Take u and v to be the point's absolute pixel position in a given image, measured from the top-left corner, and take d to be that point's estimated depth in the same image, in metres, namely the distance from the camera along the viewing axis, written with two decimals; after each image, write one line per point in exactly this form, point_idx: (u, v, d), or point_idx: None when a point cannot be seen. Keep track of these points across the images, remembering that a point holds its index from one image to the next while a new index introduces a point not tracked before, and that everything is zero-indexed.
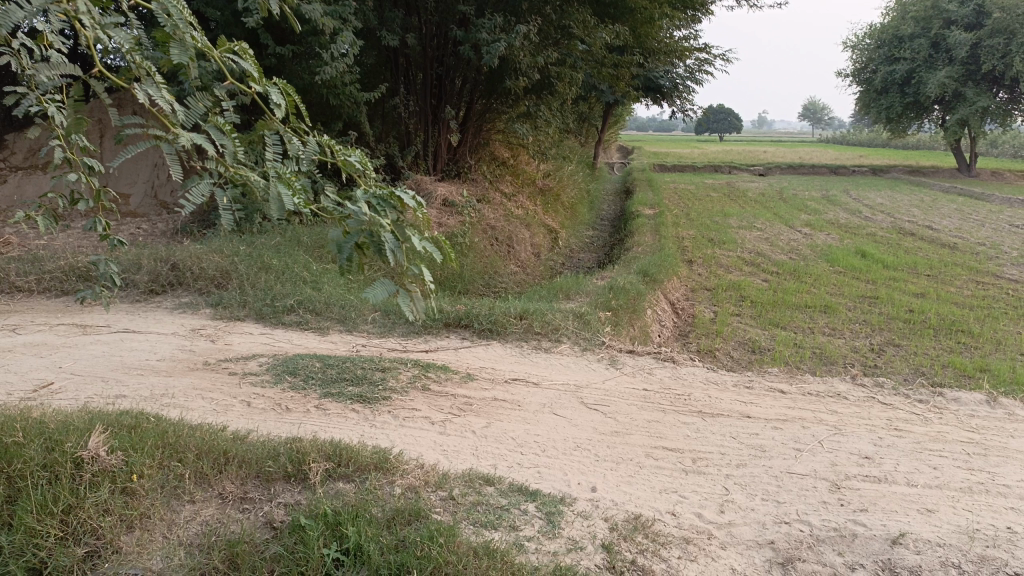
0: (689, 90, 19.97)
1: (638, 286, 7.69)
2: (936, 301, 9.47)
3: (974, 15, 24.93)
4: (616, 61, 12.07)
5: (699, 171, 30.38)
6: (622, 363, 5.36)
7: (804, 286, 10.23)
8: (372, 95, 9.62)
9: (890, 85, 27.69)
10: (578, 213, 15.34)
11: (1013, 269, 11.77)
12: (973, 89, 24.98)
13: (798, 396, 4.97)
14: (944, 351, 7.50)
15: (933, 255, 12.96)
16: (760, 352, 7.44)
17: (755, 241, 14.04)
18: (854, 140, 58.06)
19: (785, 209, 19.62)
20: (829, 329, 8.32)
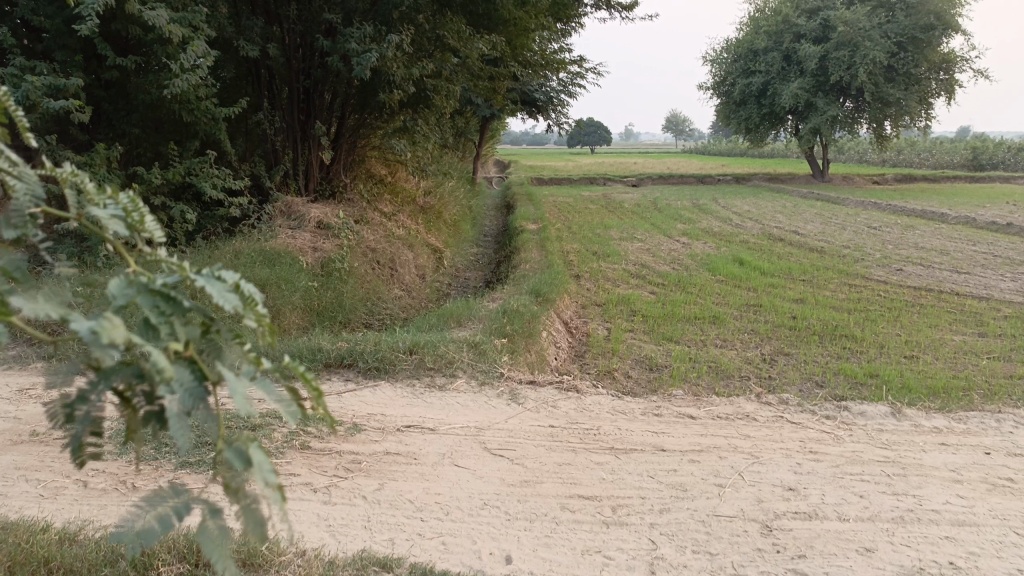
0: (563, 103, 20.06)
1: (531, 307, 7.33)
2: (815, 307, 9.73)
3: (819, 30, 26.59)
4: (492, 74, 11.79)
5: (575, 184, 30.74)
6: (524, 397, 4.94)
7: (691, 297, 10.25)
8: (231, 110, 8.82)
9: (748, 98, 29.14)
10: (460, 230, 14.92)
11: (878, 271, 12.40)
12: (823, 99, 26.62)
13: (710, 421, 4.72)
14: (833, 358, 7.60)
15: (804, 260, 13.45)
16: (658, 369, 7.25)
17: (637, 252, 14.13)
18: (715, 150, 61.09)
19: (662, 218, 20.05)
20: (721, 340, 8.29)
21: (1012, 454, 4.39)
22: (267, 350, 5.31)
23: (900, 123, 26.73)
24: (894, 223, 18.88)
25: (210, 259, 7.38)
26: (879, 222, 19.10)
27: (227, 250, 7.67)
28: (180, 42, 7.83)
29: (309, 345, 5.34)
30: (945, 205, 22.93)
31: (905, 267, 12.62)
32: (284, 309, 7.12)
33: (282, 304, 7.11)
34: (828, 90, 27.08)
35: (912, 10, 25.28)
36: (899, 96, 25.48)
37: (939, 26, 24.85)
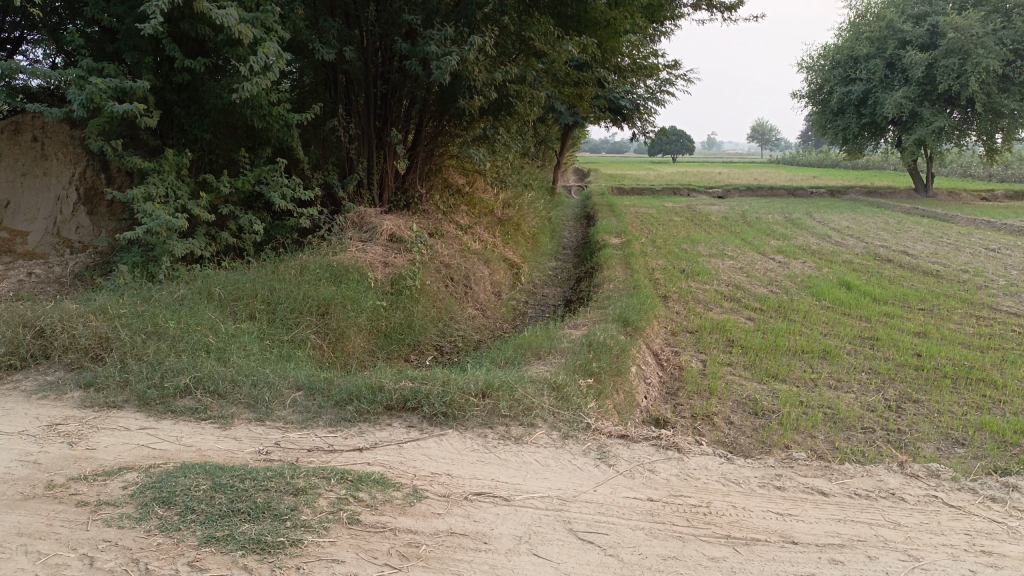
0: (650, 111, 19.13)
1: (619, 338, 6.53)
2: (942, 343, 8.58)
3: (926, 36, 24.74)
4: (579, 79, 11.05)
5: (658, 194, 29.67)
6: (615, 457, 4.17)
7: (794, 326, 9.23)
8: (304, 115, 8.38)
9: (846, 106, 27.42)
10: (539, 244, 14.21)
11: (1007, 300, 11.04)
12: (929, 109, 24.72)
13: (846, 503, 3.84)
14: (971, 409, 6.51)
15: (919, 285, 12.13)
16: (765, 415, 6.32)
17: (729, 271, 13.11)
18: (805, 161, 58.61)
19: (753, 234, 18.83)
20: (834, 381, 7.29)
21: None
22: (324, 385, 4.71)
23: (1014, 135, 24.58)
24: (1014, 245, 17.12)
25: (275, 274, 6.89)
26: (997, 243, 17.38)
27: (293, 264, 7.16)
28: (252, 43, 7.43)
29: (369, 382, 4.71)
30: None
31: None
32: (349, 331, 6.56)
33: (347, 326, 6.55)
34: (935, 100, 25.16)
35: None
36: (1014, 107, 23.44)
37: None
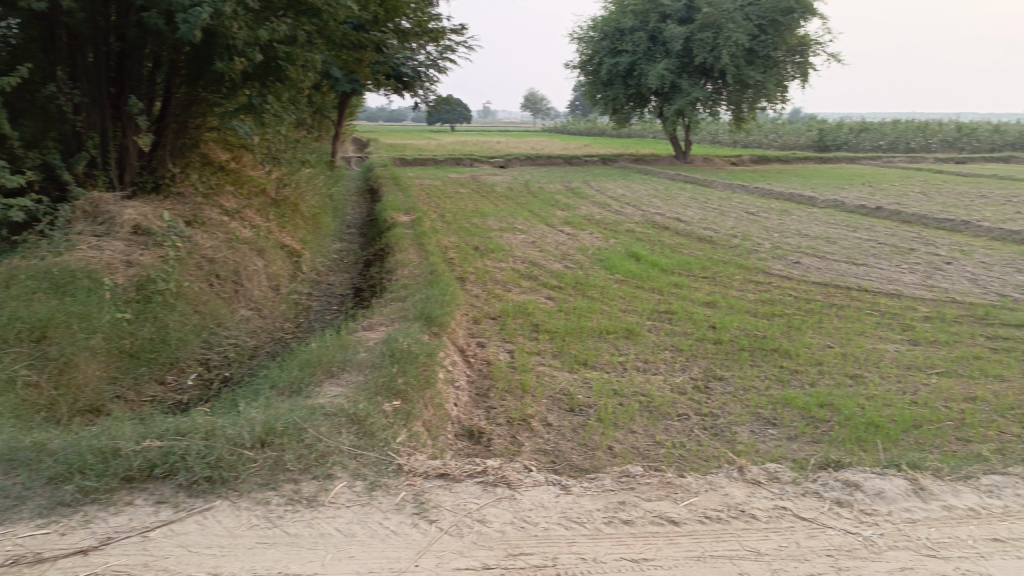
0: (432, 79, 18.24)
1: (422, 340, 5.72)
2: (732, 313, 8.76)
3: (684, 11, 26.25)
4: (357, 40, 9.92)
5: (441, 164, 29.05)
6: (435, 510, 3.39)
7: (595, 304, 8.99)
8: (5, 78, 6.52)
9: (614, 78, 28.20)
10: (320, 225, 12.92)
11: (776, 264, 11.72)
12: (687, 81, 26.36)
13: (700, 533, 3.38)
14: (773, 383, 6.53)
15: (698, 253, 12.57)
16: (582, 412, 5.84)
17: (522, 246, 12.78)
18: (575, 130, 61.13)
19: (539, 205, 18.81)
20: (642, 363, 7.06)
21: None
22: (32, 453, 3.45)
23: (757, 105, 26.91)
24: (768, 208, 18.59)
25: None
26: (754, 207, 18.78)
27: None
28: None
29: (99, 444, 3.51)
30: (805, 185, 23.23)
31: (802, 259, 11.97)
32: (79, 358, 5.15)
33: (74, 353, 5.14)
34: (692, 72, 26.86)
35: None
36: (759, 79, 25.61)
37: (796, 9, 24.99)
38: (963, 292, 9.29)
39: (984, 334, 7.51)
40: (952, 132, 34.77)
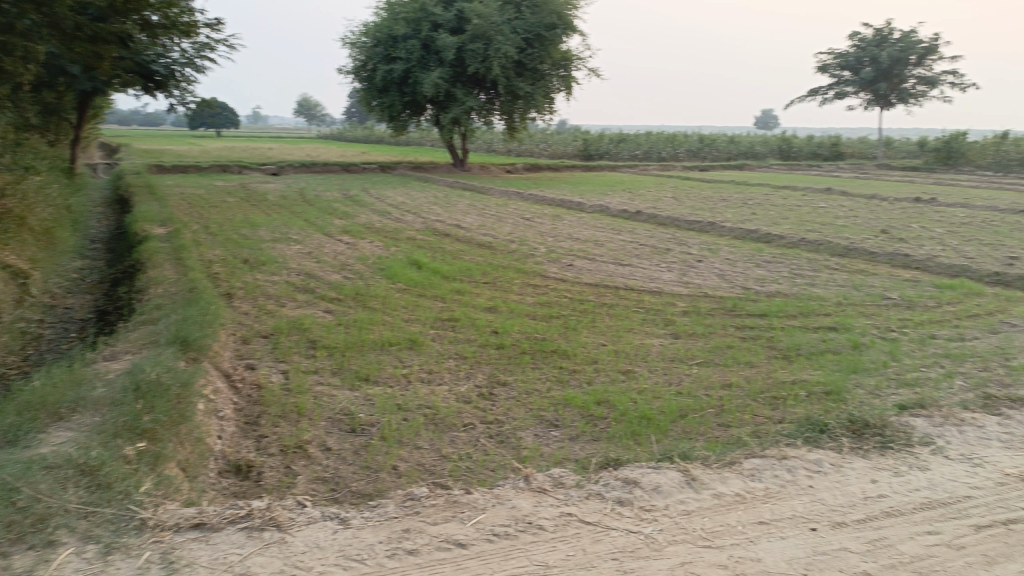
0: (189, 79, 16.75)
1: (177, 367, 5.07)
2: (512, 317, 8.86)
3: (455, 21, 26.61)
4: (91, 31, 8.73)
5: (205, 172, 26.93)
6: (188, 567, 2.94)
7: (375, 315, 8.66)
8: None
9: (389, 85, 27.90)
10: (54, 241, 11.25)
11: (552, 266, 12.13)
12: (461, 90, 26.81)
13: (488, 553, 3.23)
14: (553, 385, 6.60)
15: (478, 259, 12.68)
16: (364, 432, 5.49)
17: (296, 257, 12.07)
18: (351, 137, 59.87)
19: (315, 213, 18.01)
20: (426, 374, 6.86)
21: (839, 526, 3.67)
22: None
23: (528, 115, 28.01)
24: (542, 213, 19.34)
25: None
26: (529, 212, 19.45)
27: None
28: None
29: None
30: (575, 191, 24.56)
31: (575, 262, 12.50)
32: None
33: None
34: (466, 81, 27.34)
35: (537, 8, 26.46)
36: (528, 90, 26.67)
37: (559, 25, 26.37)
38: (714, 286, 10.21)
39: (733, 324, 8.25)
40: (695, 143, 38.77)
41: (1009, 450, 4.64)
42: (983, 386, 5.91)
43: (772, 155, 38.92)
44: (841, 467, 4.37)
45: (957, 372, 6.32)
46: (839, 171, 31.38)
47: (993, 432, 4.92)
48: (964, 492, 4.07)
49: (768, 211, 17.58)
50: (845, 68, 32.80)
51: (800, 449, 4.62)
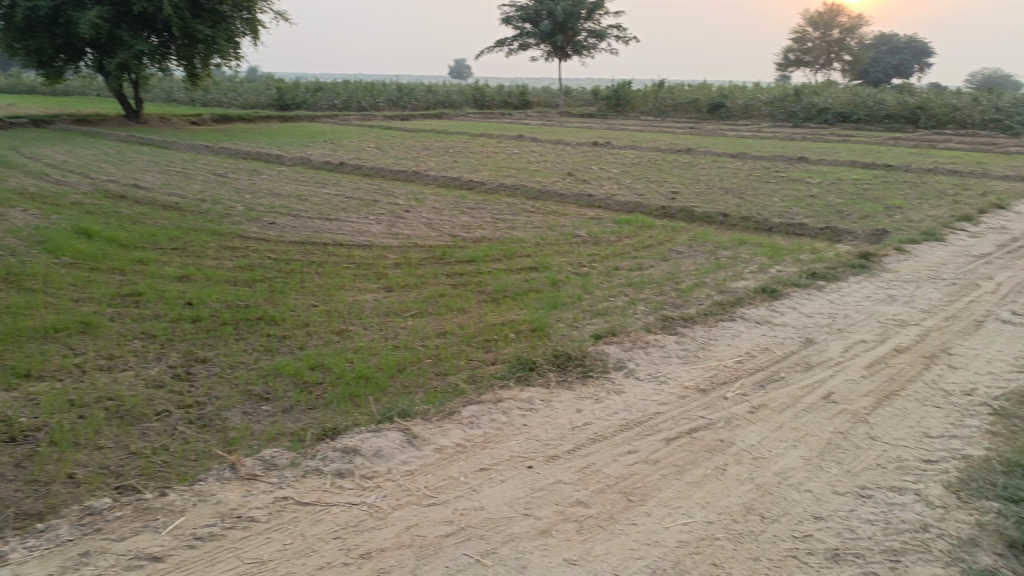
0: None
1: None
2: (209, 285, 8.03)
3: None
4: None
5: None
6: None
7: (34, 298, 7.27)
8: None
9: (35, 25, 23.03)
10: None
11: (251, 226, 11.23)
12: (126, 32, 23.47)
13: (190, 562, 2.97)
14: (261, 354, 6.05)
15: (163, 223, 11.30)
16: (28, 439, 4.56)
17: None
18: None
19: None
20: (106, 360, 5.92)
21: (552, 460, 3.85)
22: None
23: (211, 62, 25.48)
24: (236, 168, 17.83)
25: None
26: (221, 168, 17.81)
27: None
28: None
29: None
30: (271, 143, 23.06)
31: (277, 219, 11.71)
32: None
33: None
34: (131, 22, 23.97)
35: None
36: (209, 34, 24.20)
37: None
38: (422, 236, 10.22)
39: (443, 272, 8.32)
40: (394, 92, 38.51)
41: (685, 365, 5.27)
42: (660, 310, 6.64)
43: (468, 104, 40.10)
44: (550, 402, 4.59)
45: (639, 299, 7.02)
46: (528, 118, 33.40)
47: (672, 351, 5.55)
48: (654, 408, 4.52)
49: (468, 159, 18.08)
50: (526, 20, 34.61)
51: (514, 390, 4.78)
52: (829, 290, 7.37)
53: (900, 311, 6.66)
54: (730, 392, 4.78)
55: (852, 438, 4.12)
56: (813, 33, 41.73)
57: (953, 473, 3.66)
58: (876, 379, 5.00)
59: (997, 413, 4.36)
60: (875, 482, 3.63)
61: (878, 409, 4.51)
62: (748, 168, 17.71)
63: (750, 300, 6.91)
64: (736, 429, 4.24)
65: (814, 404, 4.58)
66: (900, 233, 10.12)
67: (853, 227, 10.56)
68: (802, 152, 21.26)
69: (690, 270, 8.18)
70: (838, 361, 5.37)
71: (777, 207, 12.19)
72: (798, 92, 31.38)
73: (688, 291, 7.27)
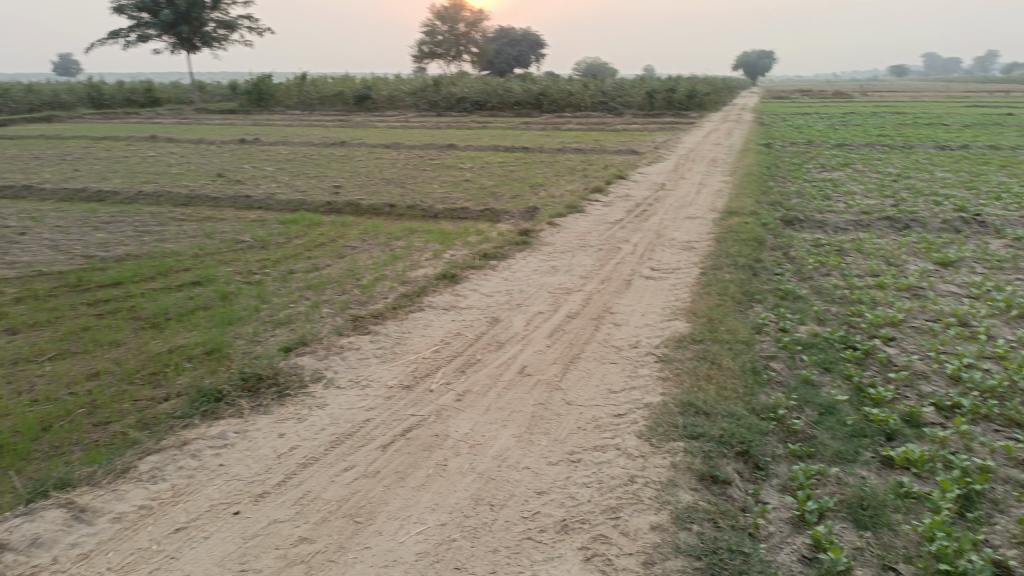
0: None
1: None
2: None
3: None
4: None
5: None
6: None
7: None
8: None
9: None
10: None
11: None
12: None
13: None
14: None
15: None
16: None
17: None
18: None
19: None
20: None
21: (263, 498, 3.43)
22: None
23: None
24: None
25: None
26: None
27: None
28: None
29: None
30: None
31: None
32: None
33: None
34: None
35: None
36: None
37: None
38: (48, 261, 8.56)
39: (84, 301, 7.05)
40: None
41: (384, 364, 5.11)
42: (346, 309, 6.38)
43: (81, 104, 34.81)
44: (247, 432, 4.11)
45: (323, 301, 6.67)
46: (160, 118, 30.15)
47: (368, 351, 5.35)
48: (362, 417, 4.29)
49: (92, 166, 15.66)
50: (141, 8, 30.95)
51: (202, 427, 4.18)
52: (501, 268, 7.76)
53: (565, 279, 7.26)
54: (434, 385, 4.74)
55: (552, 406, 4.33)
56: (442, 29, 44.10)
57: (641, 421, 4.02)
58: (560, 347, 5.35)
59: (661, 360, 4.95)
60: (580, 445, 3.82)
61: (568, 374, 4.82)
62: (404, 157, 18.06)
63: (433, 287, 6.97)
64: (447, 421, 4.21)
65: (513, 380, 4.74)
66: (549, 208, 11.10)
67: (508, 206, 11.32)
68: (450, 139, 22.31)
69: (368, 264, 8.01)
70: (524, 334, 5.65)
71: (438, 193, 12.58)
72: (436, 83, 32.88)
73: (371, 286, 7.10)
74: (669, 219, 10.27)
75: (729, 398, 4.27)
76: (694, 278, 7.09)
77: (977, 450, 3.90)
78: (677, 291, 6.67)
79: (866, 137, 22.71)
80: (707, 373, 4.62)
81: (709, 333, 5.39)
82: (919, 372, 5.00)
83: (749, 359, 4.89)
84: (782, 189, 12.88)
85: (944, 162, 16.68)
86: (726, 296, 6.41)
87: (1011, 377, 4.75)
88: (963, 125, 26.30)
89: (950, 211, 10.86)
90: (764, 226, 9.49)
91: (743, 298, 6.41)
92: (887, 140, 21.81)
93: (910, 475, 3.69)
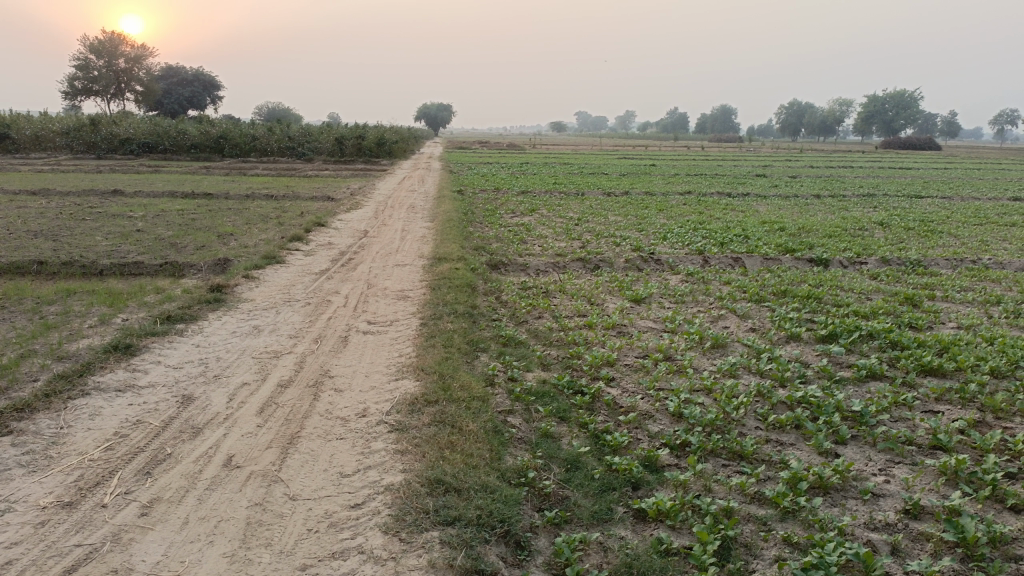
0: None
1: None
2: None
3: None
4: None
5: None
6: None
7: None
8: None
9: None
10: None
11: None
12: None
13: None
14: None
15: None
16: None
17: None
18: None
19: None
20: None
21: None
22: None
23: None
24: None
25: None
26: None
27: None
28: None
29: None
30: None
31: None
32: None
33: None
34: None
35: None
36: None
37: None
38: None
39: None
40: None
41: (33, 476, 3.84)
42: None
43: None
44: None
45: None
46: None
47: (9, 460, 4.00)
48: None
49: None
50: None
51: None
52: (191, 333, 6.58)
53: (271, 341, 6.36)
54: (107, 498, 3.63)
55: (272, 506, 3.52)
56: (98, 64, 38.74)
57: (385, 511, 3.43)
58: (273, 426, 4.50)
59: (396, 430, 4.37)
60: (314, 555, 3.10)
61: (287, 461, 4.02)
62: (55, 206, 15.23)
63: (101, 362, 5.61)
64: (131, 547, 3.20)
65: (217, 477, 3.82)
66: (243, 259, 9.96)
67: (193, 258, 9.93)
68: (114, 184, 19.50)
69: (6, 338, 6.27)
70: (227, 414, 4.69)
71: (102, 247, 10.66)
72: (95, 122, 28.83)
73: (11, 366, 5.50)
74: (378, 267, 9.81)
75: (476, 467, 3.85)
76: (414, 330, 6.66)
77: (715, 490, 4.01)
78: (399, 347, 6.17)
79: (545, 184, 24.64)
80: (449, 440, 4.16)
81: (443, 392, 4.95)
82: (644, 412, 5.07)
83: (489, 418, 4.55)
84: (482, 234, 13.16)
85: (613, 207, 18.60)
86: (452, 348, 6.07)
87: (722, 410, 5.05)
88: (620, 176, 29.96)
89: (629, 251, 11.91)
90: (473, 272, 9.46)
91: (468, 348, 6.12)
92: (563, 187, 23.85)
93: (665, 528, 3.59)
